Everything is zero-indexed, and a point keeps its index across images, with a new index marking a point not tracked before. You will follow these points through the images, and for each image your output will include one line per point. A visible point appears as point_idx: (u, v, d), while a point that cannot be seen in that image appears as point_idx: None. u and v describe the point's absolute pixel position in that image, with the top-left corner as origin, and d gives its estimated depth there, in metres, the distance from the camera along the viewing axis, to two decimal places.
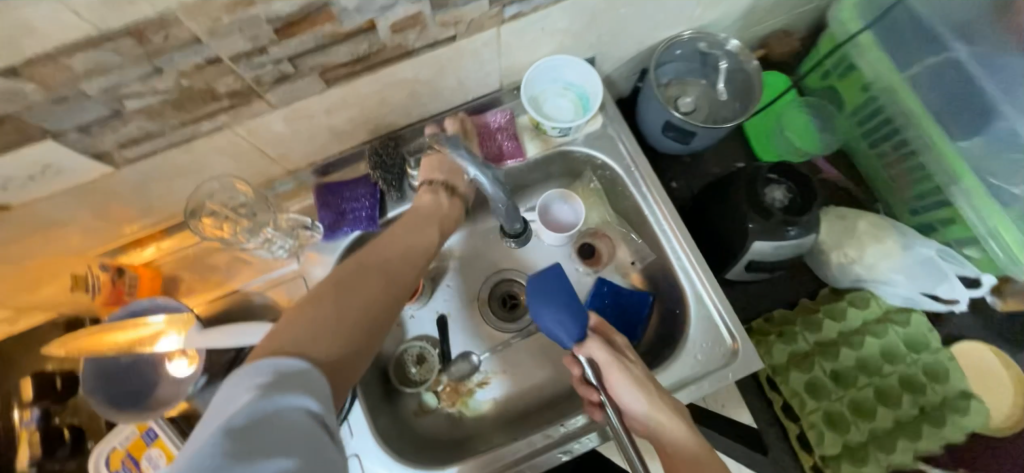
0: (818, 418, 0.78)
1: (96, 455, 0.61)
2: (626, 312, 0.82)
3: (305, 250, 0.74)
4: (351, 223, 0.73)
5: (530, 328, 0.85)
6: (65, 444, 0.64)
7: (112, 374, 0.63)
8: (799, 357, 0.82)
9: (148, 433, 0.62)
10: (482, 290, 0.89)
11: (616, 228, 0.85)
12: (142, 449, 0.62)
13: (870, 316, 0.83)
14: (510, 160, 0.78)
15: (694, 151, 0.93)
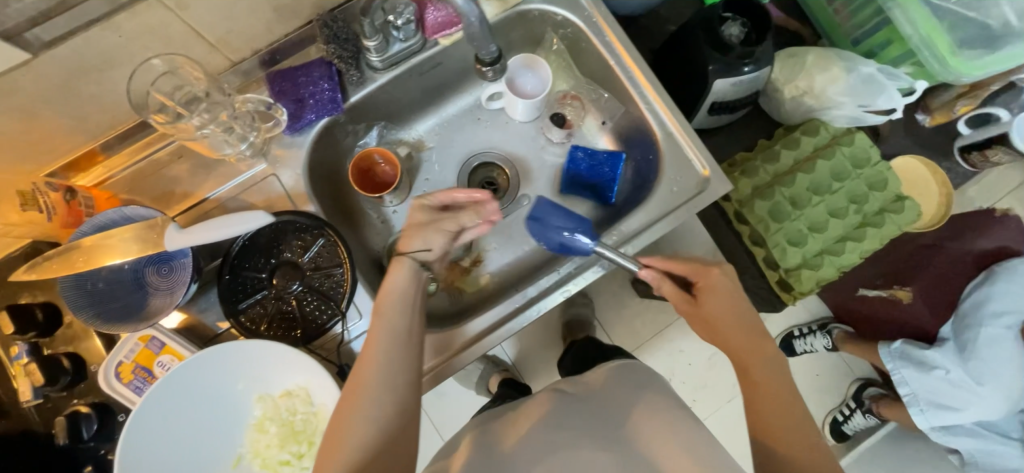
0: (780, 238, 0.87)
1: (106, 372, 0.61)
2: (602, 173, 0.85)
3: (270, 145, 0.71)
4: (315, 108, 0.70)
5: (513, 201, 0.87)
6: (66, 372, 0.61)
7: (96, 294, 0.61)
8: (761, 188, 0.89)
9: (152, 343, 0.62)
10: (462, 176, 0.88)
11: (585, 91, 0.85)
12: (151, 358, 0.62)
13: (819, 142, 0.90)
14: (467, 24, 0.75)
15: (649, 5, 0.93)
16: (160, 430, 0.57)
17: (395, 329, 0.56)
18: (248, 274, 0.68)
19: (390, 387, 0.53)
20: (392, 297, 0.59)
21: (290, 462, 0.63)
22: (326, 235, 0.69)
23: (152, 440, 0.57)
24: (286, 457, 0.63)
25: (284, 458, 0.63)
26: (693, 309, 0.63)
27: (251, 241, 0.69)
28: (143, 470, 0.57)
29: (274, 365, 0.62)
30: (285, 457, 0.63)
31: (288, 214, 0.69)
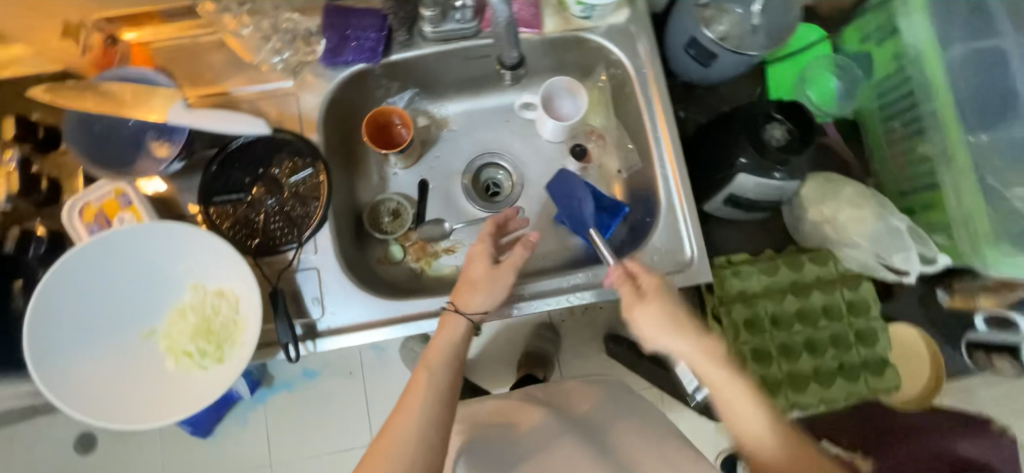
0: (745, 350, 0.84)
1: (72, 207, 0.64)
2: (599, 218, 0.85)
3: (303, 68, 0.74)
4: (354, 51, 0.73)
5: (506, 209, 0.88)
6: (40, 190, 0.65)
7: (94, 137, 0.66)
8: (747, 295, 0.86)
9: (122, 198, 0.65)
10: (469, 167, 0.90)
11: (613, 133, 0.85)
12: (115, 210, 0.65)
13: (823, 273, 0.87)
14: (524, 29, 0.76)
15: (710, 80, 0.92)
16: (91, 274, 0.60)
17: (436, 385, 0.59)
18: (234, 173, 0.71)
19: (421, 441, 0.55)
20: (440, 354, 0.62)
21: (187, 360, 0.63)
22: (318, 167, 0.71)
23: (80, 280, 0.60)
24: (186, 354, 0.64)
25: (184, 353, 0.64)
26: (642, 319, 0.61)
27: (249, 144, 0.72)
28: (59, 305, 0.59)
29: (217, 262, 0.64)
30: (185, 352, 0.64)
31: (292, 134, 0.72)
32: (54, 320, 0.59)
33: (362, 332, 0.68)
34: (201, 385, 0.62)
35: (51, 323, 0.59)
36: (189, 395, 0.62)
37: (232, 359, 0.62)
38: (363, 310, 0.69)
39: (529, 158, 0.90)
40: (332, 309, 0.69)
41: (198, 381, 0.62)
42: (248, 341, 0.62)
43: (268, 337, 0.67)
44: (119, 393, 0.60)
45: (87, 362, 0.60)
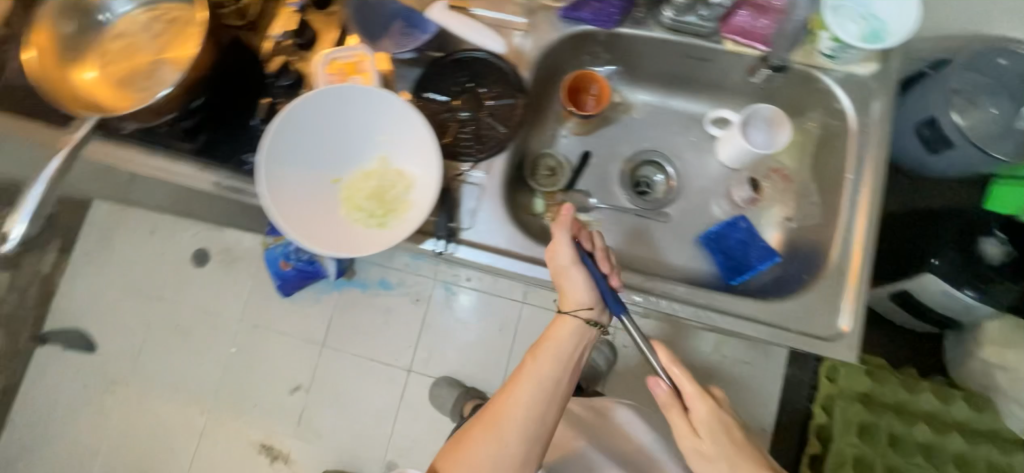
0: (847, 453, 0.77)
1: (323, 58, 0.75)
2: (745, 258, 0.81)
3: (539, 12, 0.79)
4: (592, 12, 0.76)
5: (653, 209, 0.89)
6: (306, 37, 0.78)
7: (365, 7, 0.77)
8: (872, 399, 0.79)
9: (364, 64, 0.75)
10: (634, 158, 0.91)
11: (799, 181, 0.81)
12: (354, 72, 0.75)
13: (974, 418, 0.76)
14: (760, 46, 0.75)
15: (924, 168, 0.84)
16: (326, 111, 0.70)
17: (543, 380, 0.63)
18: (449, 79, 0.79)
19: (521, 432, 0.61)
20: (554, 346, 0.65)
21: (355, 214, 0.73)
22: (517, 101, 0.77)
23: (316, 112, 0.70)
24: (356, 209, 0.73)
25: (355, 208, 0.73)
26: (692, 431, 0.62)
27: (468, 61, 0.79)
28: (293, 125, 0.69)
29: (414, 148, 0.72)
30: (355, 207, 0.73)
31: (510, 65, 0.77)
32: (284, 136, 0.68)
33: (499, 257, 0.73)
34: (360, 239, 0.71)
35: (283, 136, 0.69)
36: (345, 242, 0.70)
37: (393, 231, 0.71)
38: (506, 240, 0.74)
39: (695, 172, 0.89)
40: (481, 225, 0.74)
41: (359, 235, 0.71)
42: (412, 223, 0.71)
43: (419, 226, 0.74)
44: (301, 215, 0.69)
45: (288, 179, 0.70)
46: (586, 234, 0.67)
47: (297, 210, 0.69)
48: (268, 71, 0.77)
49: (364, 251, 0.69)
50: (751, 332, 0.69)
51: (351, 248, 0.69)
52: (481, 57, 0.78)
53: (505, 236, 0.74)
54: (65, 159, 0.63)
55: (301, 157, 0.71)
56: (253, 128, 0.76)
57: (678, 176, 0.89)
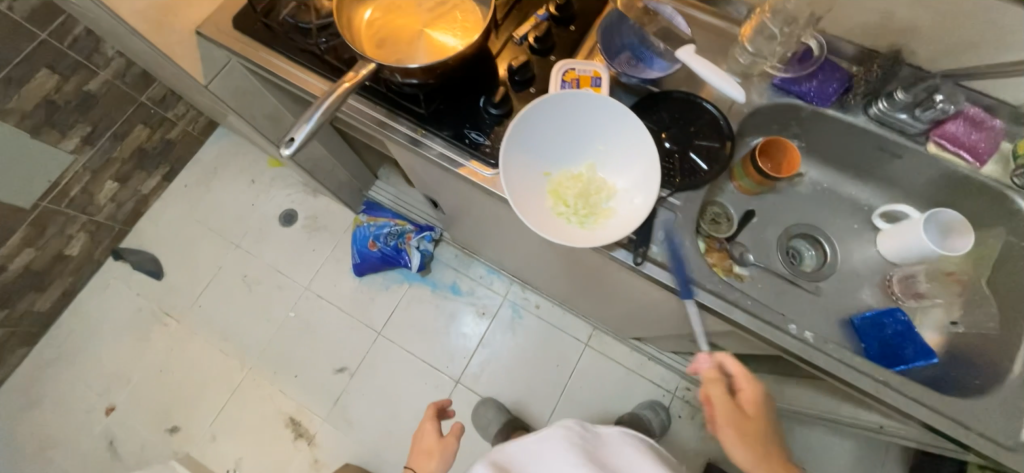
0: None
1: (562, 66, 0.81)
2: (901, 349, 0.80)
3: (755, 78, 0.86)
4: (810, 87, 0.83)
5: (807, 280, 0.91)
6: (545, 45, 0.85)
7: (609, 32, 0.86)
8: None
9: (596, 80, 0.81)
10: (792, 229, 0.95)
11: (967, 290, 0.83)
12: (586, 84, 0.81)
13: None
14: (963, 155, 0.80)
15: None
16: (574, 106, 0.76)
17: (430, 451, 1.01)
18: (661, 111, 0.84)
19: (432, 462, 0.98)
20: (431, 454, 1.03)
21: (559, 207, 0.77)
22: (722, 146, 0.81)
23: (566, 103, 0.75)
24: (561, 203, 0.77)
25: (561, 200, 0.77)
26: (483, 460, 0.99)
27: (685, 101, 0.84)
28: (546, 105, 0.74)
29: (632, 164, 0.77)
30: (561, 200, 0.77)
31: (722, 113, 0.82)
32: (529, 117, 0.74)
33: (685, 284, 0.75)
34: (550, 224, 0.74)
35: (535, 110, 0.74)
36: (534, 215, 0.73)
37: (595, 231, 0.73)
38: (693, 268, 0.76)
39: (851, 257, 0.93)
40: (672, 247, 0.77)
41: (560, 225, 0.74)
42: (617, 230, 0.73)
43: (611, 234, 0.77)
44: (518, 189, 0.74)
45: (518, 155, 0.75)
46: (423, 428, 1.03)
47: (516, 184, 0.74)
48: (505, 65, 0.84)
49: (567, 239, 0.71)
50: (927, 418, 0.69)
51: (555, 233, 0.72)
52: (700, 104, 0.83)
53: (691, 264, 0.77)
54: (345, 91, 0.69)
55: (532, 138, 0.76)
56: (479, 110, 0.82)
57: (833, 255, 0.93)
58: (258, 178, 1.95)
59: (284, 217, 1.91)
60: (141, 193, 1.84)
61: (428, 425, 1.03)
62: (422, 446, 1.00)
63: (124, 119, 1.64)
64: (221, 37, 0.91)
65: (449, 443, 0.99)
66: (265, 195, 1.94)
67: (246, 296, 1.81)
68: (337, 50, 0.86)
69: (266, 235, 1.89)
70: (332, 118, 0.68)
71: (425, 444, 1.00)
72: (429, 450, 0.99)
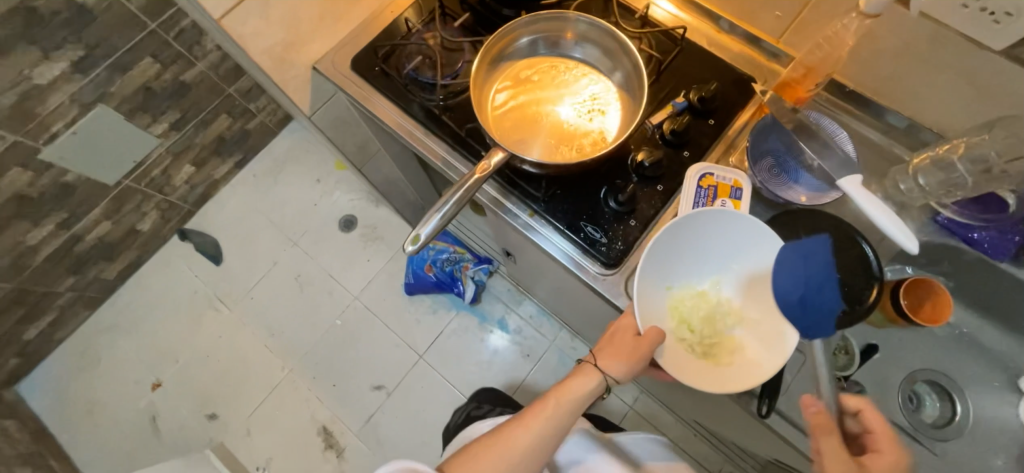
0: None
1: (700, 169, 0.73)
2: None
3: (918, 210, 0.75)
4: (987, 236, 0.71)
5: (931, 441, 0.80)
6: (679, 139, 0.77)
7: (760, 137, 0.77)
8: None
9: (736, 191, 0.73)
10: (917, 374, 0.84)
11: None
12: (724, 195, 0.73)
13: None
14: None
15: None
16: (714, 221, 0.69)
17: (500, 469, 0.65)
18: (801, 233, 0.73)
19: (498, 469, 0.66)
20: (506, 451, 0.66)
21: (680, 329, 0.70)
22: (867, 290, 0.65)
23: (708, 218, 0.68)
24: (682, 324, 0.71)
25: (683, 321, 0.71)
26: None
27: (842, 233, 0.70)
28: (688, 219, 0.68)
29: (766, 302, 0.69)
30: (683, 321, 0.71)
31: (875, 250, 0.72)
32: (670, 231, 0.68)
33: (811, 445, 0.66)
34: (667, 354, 0.67)
35: (673, 224, 0.67)
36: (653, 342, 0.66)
37: (717, 370, 0.67)
38: None
39: (991, 423, 0.80)
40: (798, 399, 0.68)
41: (678, 353, 0.68)
42: (741, 378, 0.65)
43: None
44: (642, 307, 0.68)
45: (649, 268, 0.69)
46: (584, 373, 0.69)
47: (642, 302, 0.68)
48: (632, 156, 0.77)
49: (687, 376, 0.65)
50: None
51: (674, 367, 0.66)
52: (859, 242, 0.69)
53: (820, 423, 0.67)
54: (472, 184, 0.68)
55: (663, 250, 0.69)
56: (599, 203, 0.76)
57: (961, 412, 0.81)
58: (325, 178, 1.95)
59: (344, 222, 1.90)
60: (213, 178, 1.86)
61: (620, 335, 0.68)
62: (607, 347, 0.68)
63: (211, 107, 1.66)
64: (336, 77, 0.88)
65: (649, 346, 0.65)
66: (328, 196, 1.93)
67: (297, 295, 1.82)
68: (456, 111, 0.82)
69: (325, 237, 1.89)
70: (461, 209, 0.68)
71: (619, 352, 0.66)
72: (599, 353, 0.68)
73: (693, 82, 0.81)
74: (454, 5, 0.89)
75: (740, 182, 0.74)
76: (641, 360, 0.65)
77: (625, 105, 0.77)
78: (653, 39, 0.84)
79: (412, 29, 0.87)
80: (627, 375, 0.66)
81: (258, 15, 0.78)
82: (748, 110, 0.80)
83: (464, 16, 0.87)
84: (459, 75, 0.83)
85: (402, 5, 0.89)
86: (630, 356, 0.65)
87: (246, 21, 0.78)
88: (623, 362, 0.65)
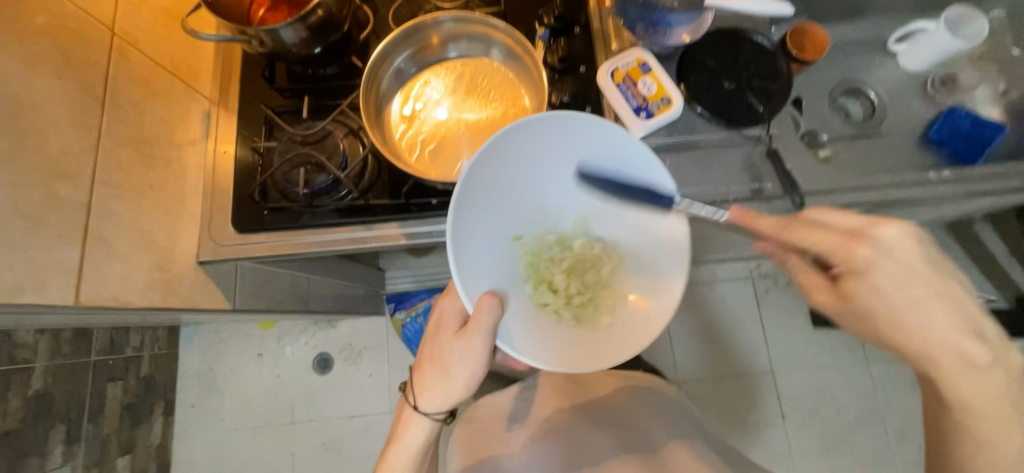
0: None
1: (606, 70, 0.76)
2: (982, 135, 0.86)
3: None
4: None
5: (875, 128, 0.95)
6: (568, 62, 0.79)
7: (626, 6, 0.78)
8: None
9: (643, 66, 0.77)
10: (836, 90, 0.98)
11: (1001, 59, 0.91)
12: (639, 75, 0.76)
13: None
14: None
15: None
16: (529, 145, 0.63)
17: None
18: (704, 59, 0.81)
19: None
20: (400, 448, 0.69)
21: (548, 295, 0.67)
22: (776, 60, 0.80)
23: (517, 142, 0.62)
24: (551, 287, 0.67)
25: (551, 283, 0.67)
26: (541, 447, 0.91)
27: (730, 39, 0.82)
28: (501, 145, 0.61)
29: (637, 219, 0.67)
30: (552, 284, 0.68)
31: (756, 32, 0.82)
32: (489, 172, 0.62)
33: (835, 198, 0.76)
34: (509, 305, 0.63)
35: (489, 154, 0.61)
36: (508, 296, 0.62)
37: (582, 337, 0.63)
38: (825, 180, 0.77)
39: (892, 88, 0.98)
40: (800, 175, 0.77)
41: (546, 330, 0.64)
42: (609, 343, 0.62)
43: (742, 194, 0.76)
44: (477, 275, 0.62)
45: (479, 224, 0.64)
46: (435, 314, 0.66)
47: (475, 268, 0.62)
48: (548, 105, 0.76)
49: (539, 356, 0.60)
50: None
51: (530, 351, 0.60)
52: (748, 37, 0.82)
53: (825, 178, 0.77)
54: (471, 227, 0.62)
55: (486, 182, 0.63)
56: None
57: (879, 96, 0.96)
58: (265, 347, 1.73)
59: (319, 364, 1.72)
60: (155, 443, 1.56)
61: (447, 334, 0.64)
62: (436, 357, 0.64)
63: (88, 389, 1.31)
64: (228, 253, 0.74)
65: (472, 340, 0.59)
66: (281, 358, 1.73)
67: (339, 460, 1.64)
68: (373, 189, 0.74)
69: (315, 390, 1.70)
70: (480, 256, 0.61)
71: (446, 362, 0.63)
72: (433, 366, 0.64)
73: (537, 9, 0.81)
74: (279, 100, 0.78)
75: (640, 57, 0.77)
76: (468, 359, 0.60)
77: (513, 69, 0.74)
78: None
79: (263, 150, 0.75)
80: (461, 383, 0.63)
81: (114, 260, 0.62)
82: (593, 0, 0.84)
83: (300, 102, 0.77)
84: (349, 156, 0.75)
85: (230, 138, 0.77)
86: (451, 364, 0.62)
87: (105, 277, 0.60)
88: (449, 372, 0.62)
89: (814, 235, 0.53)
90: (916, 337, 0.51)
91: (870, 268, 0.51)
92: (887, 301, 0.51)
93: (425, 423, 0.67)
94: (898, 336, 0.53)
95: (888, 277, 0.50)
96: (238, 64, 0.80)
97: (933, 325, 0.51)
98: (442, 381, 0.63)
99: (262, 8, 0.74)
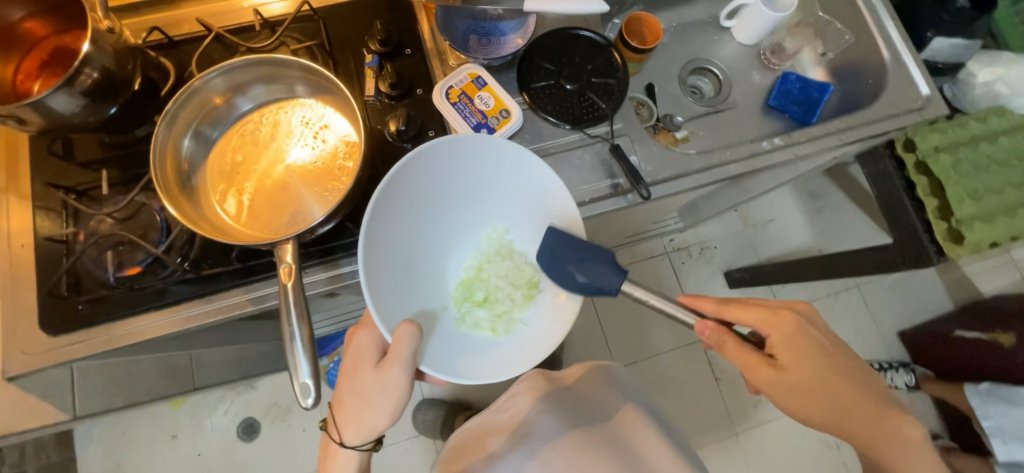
0: (960, 190, 0.94)
1: (440, 90, 0.74)
2: (810, 97, 0.96)
3: None
4: None
5: (723, 103, 1.00)
6: (402, 85, 0.74)
7: (452, 28, 0.78)
8: (948, 145, 0.97)
9: (477, 80, 0.76)
10: (684, 70, 1.02)
11: (817, 23, 0.99)
12: (474, 91, 0.75)
13: (1005, 123, 1.01)
14: None
15: None
16: (470, 157, 0.69)
17: None
18: (540, 64, 0.80)
19: None
20: None
21: (474, 314, 0.72)
22: (612, 55, 0.82)
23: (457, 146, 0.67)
24: (480, 305, 0.73)
25: (479, 304, 0.73)
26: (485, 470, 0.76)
27: (564, 39, 0.82)
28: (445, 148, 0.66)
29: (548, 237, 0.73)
30: (485, 301, 0.73)
31: (588, 30, 0.83)
32: (392, 220, 0.66)
33: (684, 179, 0.78)
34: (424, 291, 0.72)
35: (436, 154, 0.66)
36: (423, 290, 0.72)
37: (498, 347, 0.68)
38: (675, 163, 0.79)
39: (733, 61, 1.03)
40: (651, 165, 0.78)
41: (464, 347, 0.68)
42: (518, 351, 0.67)
43: (600, 192, 0.76)
44: (396, 312, 0.65)
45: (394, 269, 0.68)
46: (347, 348, 0.66)
47: (387, 293, 0.65)
48: (387, 134, 0.73)
49: (463, 373, 0.63)
50: (875, 131, 0.83)
51: (448, 372, 0.62)
52: (579, 34, 0.83)
53: (674, 162, 0.79)
54: (295, 285, 0.55)
55: (426, 182, 0.68)
56: None
57: (722, 70, 1.02)
58: (179, 426, 1.58)
59: (244, 431, 1.59)
60: None
61: (365, 367, 0.64)
62: (357, 390, 0.64)
63: None
64: (31, 361, 0.64)
65: (394, 372, 0.60)
66: (201, 434, 1.58)
67: None
68: (207, 258, 0.67)
69: (244, 460, 1.57)
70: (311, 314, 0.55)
71: (368, 394, 0.63)
72: (357, 399, 0.64)
73: (362, 35, 0.77)
74: (79, 175, 0.69)
75: (470, 73, 0.76)
76: (392, 389, 0.62)
77: (333, 103, 0.69)
78: (291, 30, 0.76)
79: (65, 237, 0.66)
80: (385, 413, 0.64)
81: None
82: (421, 18, 0.81)
83: (103, 174, 0.69)
84: (169, 226, 0.67)
85: (23, 228, 0.67)
86: (373, 395, 0.63)
87: None
88: (373, 404, 0.63)
89: (744, 309, 0.67)
90: (854, 406, 0.63)
91: (794, 338, 0.65)
92: (807, 363, 0.63)
93: (353, 453, 0.68)
94: (848, 417, 0.63)
95: (808, 344, 0.64)
96: (21, 142, 0.70)
97: (862, 396, 0.64)
98: (368, 413, 0.64)
99: (35, 81, 0.65)
